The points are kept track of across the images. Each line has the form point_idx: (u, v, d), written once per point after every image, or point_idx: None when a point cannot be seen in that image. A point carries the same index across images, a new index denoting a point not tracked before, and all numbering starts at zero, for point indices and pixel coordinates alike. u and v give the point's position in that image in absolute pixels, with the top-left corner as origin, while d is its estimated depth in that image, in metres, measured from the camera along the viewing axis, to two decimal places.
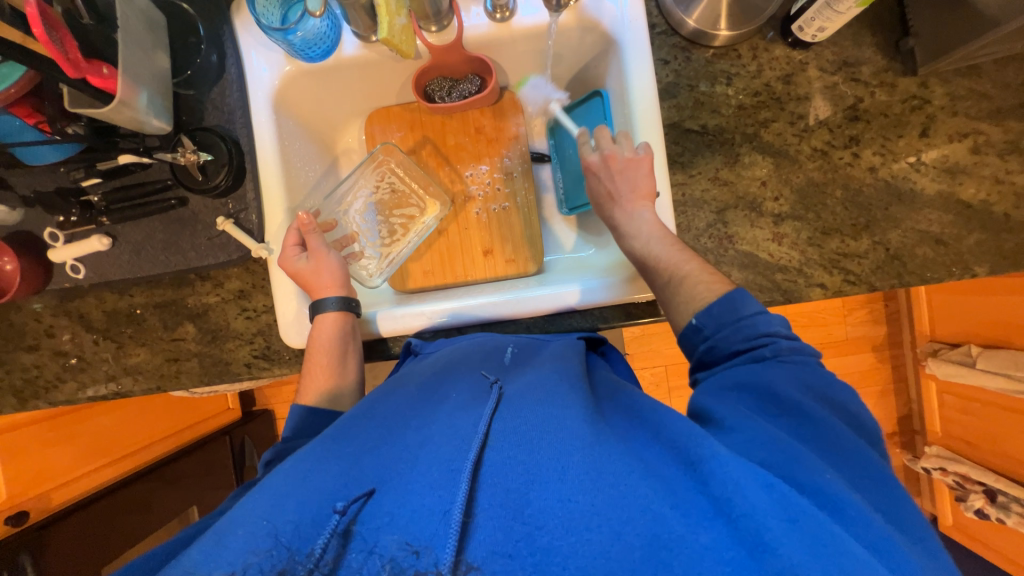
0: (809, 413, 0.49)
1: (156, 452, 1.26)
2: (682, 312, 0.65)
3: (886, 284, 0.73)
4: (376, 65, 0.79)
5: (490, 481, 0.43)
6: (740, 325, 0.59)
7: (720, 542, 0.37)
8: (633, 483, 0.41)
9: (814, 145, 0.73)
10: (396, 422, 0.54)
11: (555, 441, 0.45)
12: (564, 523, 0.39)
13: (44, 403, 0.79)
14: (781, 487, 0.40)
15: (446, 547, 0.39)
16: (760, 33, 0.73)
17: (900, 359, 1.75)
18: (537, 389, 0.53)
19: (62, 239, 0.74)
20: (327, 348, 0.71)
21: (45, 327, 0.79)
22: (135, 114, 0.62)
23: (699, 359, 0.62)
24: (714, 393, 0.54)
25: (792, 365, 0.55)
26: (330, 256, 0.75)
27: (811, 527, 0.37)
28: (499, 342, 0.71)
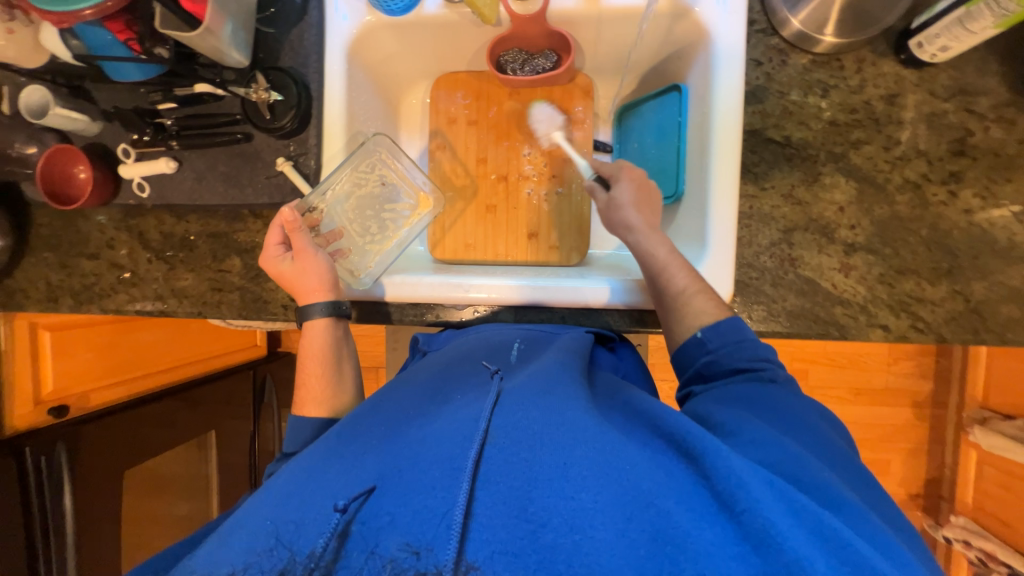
0: (812, 422, 0.51)
1: (187, 373, 1.33)
2: (684, 322, 0.63)
3: (958, 339, 0.67)
4: (455, 27, 0.77)
5: (489, 479, 0.40)
6: (742, 349, 0.58)
7: (725, 538, 0.36)
8: (637, 475, 0.40)
9: (907, 176, 0.67)
10: (395, 419, 0.52)
11: (556, 437, 0.43)
12: (568, 520, 0.37)
13: (96, 309, 0.84)
14: (780, 483, 0.40)
15: (448, 545, 0.37)
16: (871, 45, 0.67)
17: (940, 420, 1.64)
18: (539, 381, 0.51)
19: (133, 157, 0.77)
20: (318, 356, 0.69)
21: (106, 239, 0.83)
22: (218, 43, 0.63)
23: (696, 372, 0.61)
24: (713, 400, 0.54)
25: (788, 389, 0.55)
26: (315, 256, 0.71)
27: (811, 522, 0.37)
28: (503, 338, 0.68)
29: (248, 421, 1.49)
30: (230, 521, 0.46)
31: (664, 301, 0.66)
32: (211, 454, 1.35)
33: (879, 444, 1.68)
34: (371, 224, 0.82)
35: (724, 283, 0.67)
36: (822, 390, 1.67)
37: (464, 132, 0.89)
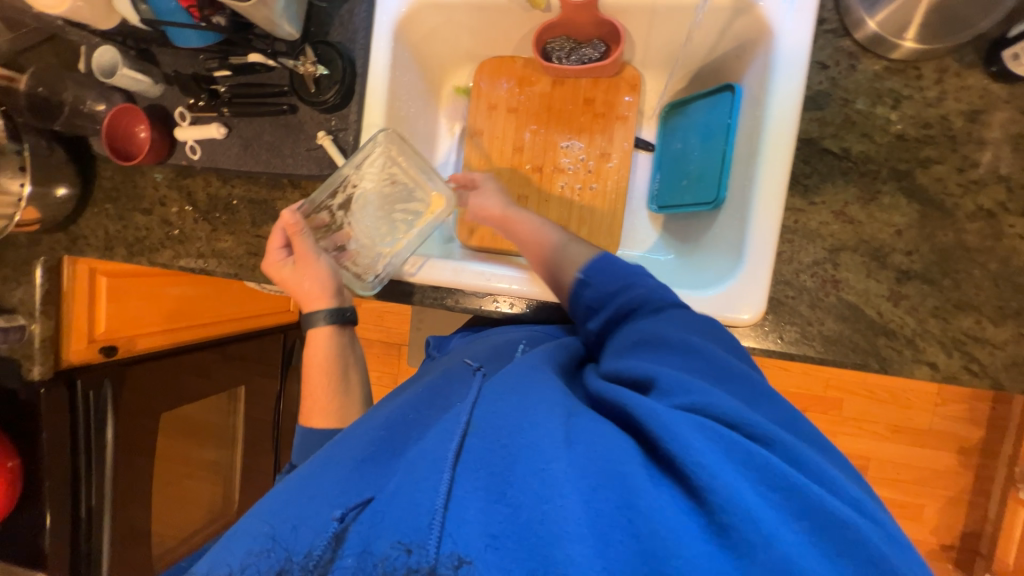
0: (698, 343, 0.49)
1: (222, 329, 1.40)
2: (573, 265, 0.66)
3: (1017, 386, 0.61)
4: (504, 10, 0.76)
5: (466, 464, 0.38)
6: (621, 274, 0.61)
7: (681, 496, 0.35)
8: (607, 446, 0.37)
9: (981, 203, 0.61)
10: (385, 421, 0.51)
11: (521, 414, 0.40)
12: (543, 497, 0.34)
13: (145, 260, 0.90)
14: (719, 426, 0.38)
15: (432, 537, 0.34)
16: (957, 53, 0.61)
17: (988, 471, 1.51)
18: (512, 371, 0.49)
19: (188, 120, 0.82)
20: (322, 369, 0.69)
21: (159, 195, 0.88)
22: (270, 14, 0.64)
23: (588, 310, 0.62)
24: (620, 351, 0.52)
25: (680, 309, 0.55)
26: (315, 262, 0.74)
27: (757, 462, 0.36)
28: (509, 339, 0.69)
29: (275, 381, 1.57)
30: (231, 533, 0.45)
31: (557, 260, 0.68)
32: (240, 406, 1.43)
33: (912, 488, 1.57)
34: (383, 226, 0.82)
35: (758, 296, 0.64)
36: (857, 423, 1.57)
37: (504, 119, 0.87)
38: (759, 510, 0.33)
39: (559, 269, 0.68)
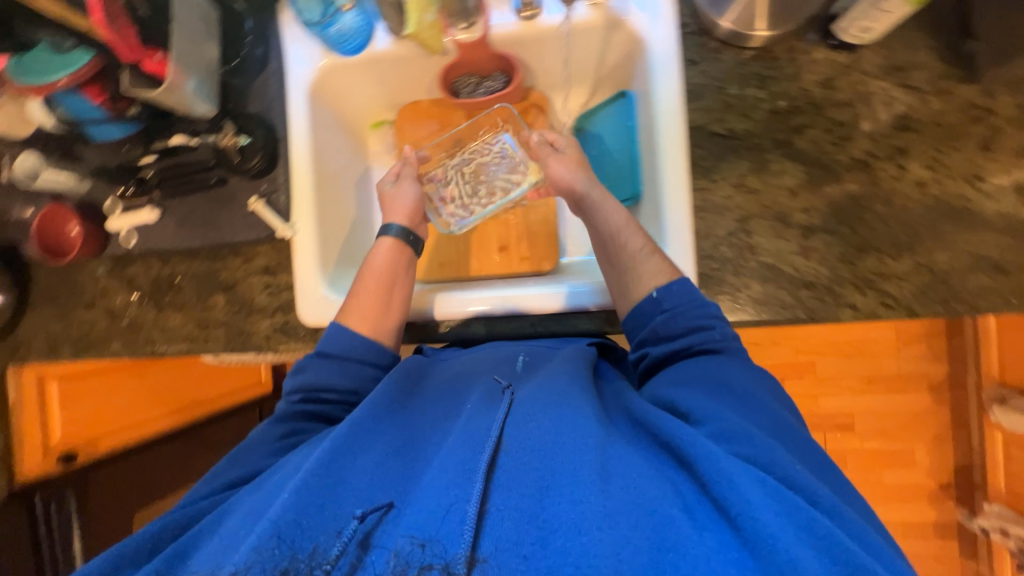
0: (757, 396, 0.55)
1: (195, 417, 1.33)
2: (642, 282, 0.67)
3: (929, 312, 0.66)
4: (408, 61, 0.82)
5: (504, 484, 0.45)
6: (696, 310, 0.63)
7: (724, 544, 0.40)
8: (642, 485, 0.44)
9: (854, 155, 0.68)
10: (413, 425, 0.58)
11: (567, 444, 0.47)
12: (576, 524, 0.41)
13: (93, 355, 0.88)
14: (773, 482, 0.44)
15: (458, 545, 0.42)
16: (800, 34, 0.70)
17: (961, 402, 1.58)
18: (548, 392, 0.55)
19: (119, 209, 0.84)
20: (377, 275, 0.74)
21: (100, 287, 0.88)
22: (183, 97, 0.68)
23: (651, 331, 0.64)
24: (672, 384, 0.58)
25: (733, 355, 0.60)
26: (410, 184, 0.82)
27: (797, 515, 0.41)
28: (509, 352, 0.70)
29: None
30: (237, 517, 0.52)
31: (623, 262, 0.69)
32: None
33: (899, 433, 1.61)
34: (467, 187, 0.88)
35: (687, 270, 0.68)
36: (832, 381, 1.62)
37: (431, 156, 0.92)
38: (785, 542, 0.39)
39: (618, 275, 0.69)
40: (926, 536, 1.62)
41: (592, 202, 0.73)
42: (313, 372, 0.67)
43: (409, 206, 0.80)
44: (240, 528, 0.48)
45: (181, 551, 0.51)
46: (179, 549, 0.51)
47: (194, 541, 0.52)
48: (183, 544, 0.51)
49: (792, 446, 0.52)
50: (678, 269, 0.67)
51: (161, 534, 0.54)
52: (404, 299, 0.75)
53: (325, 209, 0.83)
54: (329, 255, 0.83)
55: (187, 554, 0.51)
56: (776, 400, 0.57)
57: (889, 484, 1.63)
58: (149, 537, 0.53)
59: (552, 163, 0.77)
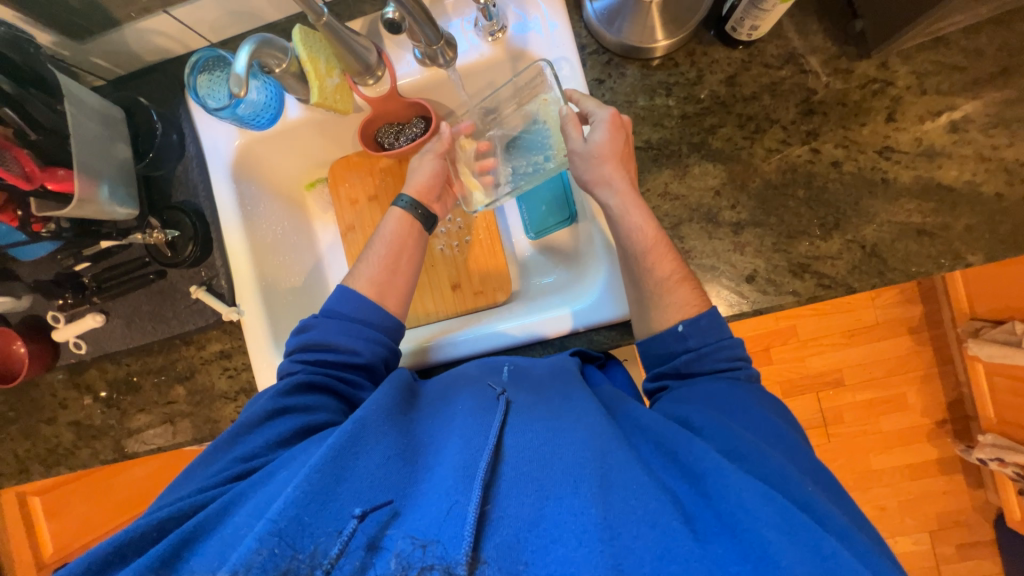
0: (771, 422, 0.54)
1: None
2: (666, 312, 0.63)
3: (866, 286, 0.67)
4: (325, 122, 0.82)
5: (507, 491, 0.45)
6: (723, 352, 0.60)
7: (725, 556, 0.39)
8: (642, 497, 0.43)
9: (768, 146, 0.69)
10: (417, 432, 0.56)
11: (568, 456, 0.47)
12: (577, 534, 0.41)
13: (65, 468, 0.87)
14: (782, 500, 0.42)
15: (461, 544, 0.41)
16: (697, 37, 0.71)
17: (942, 339, 1.59)
18: (553, 407, 0.55)
19: (63, 320, 0.81)
20: (388, 242, 0.75)
21: (59, 399, 0.87)
22: (99, 206, 0.69)
23: (675, 368, 0.62)
24: (680, 401, 0.58)
25: (755, 389, 0.58)
26: (427, 161, 0.79)
27: (802, 528, 0.40)
28: (493, 361, 0.69)
29: None
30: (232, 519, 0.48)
31: (647, 287, 0.65)
32: None
33: (887, 380, 1.63)
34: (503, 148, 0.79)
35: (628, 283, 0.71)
36: (815, 341, 1.65)
37: (369, 208, 0.92)
38: (789, 554, 0.38)
39: (643, 299, 0.66)
40: (931, 476, 1.65)
41: (618, 209, 0.66)
42: (318, 332, 0.68)
43: (427, 178, 0.78)
44: (237, 531, 0.45)
45: (174, 555, 0.46)
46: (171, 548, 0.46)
47: (187, 541, 0.47)
48: (180, 538, 0.47)
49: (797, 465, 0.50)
50: (706, 300, 0.64)
51: (162, 525, 0.50)
52: (415, 264, 0.76)
53: (269, 282, 0.83)
54: (282, 327, 0.83)
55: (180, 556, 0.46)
56: (784, 421, 0.56)
57: (887, 432, 1.65)
58: (153, 524, 0.49)
59: (579, 158, 0.68)
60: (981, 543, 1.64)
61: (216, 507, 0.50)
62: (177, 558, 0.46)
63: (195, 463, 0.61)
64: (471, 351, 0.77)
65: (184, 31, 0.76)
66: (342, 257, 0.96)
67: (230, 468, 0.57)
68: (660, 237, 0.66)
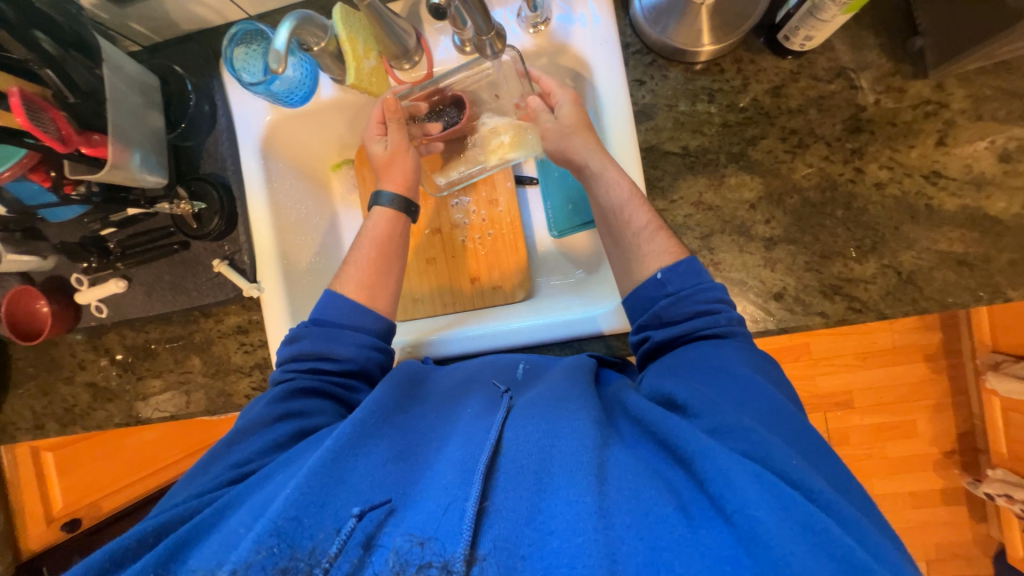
0: (769, 391, 0.51)
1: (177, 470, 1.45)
2: (646, 262, 0.64)
3: (899, 313, 0.66)
4: (356, 104, 0.81)
5: (504, 487, 0.44)
6: (699, 294, 0.60)
7: (720, 542, 0.38)
8: (637, 487, 0.43)
9: (810, 161, 0.67)
10: (415, 431, 0.56)
11: (563, 449, 0.46)
12: (572, 524, 0.40)
13: (80, 428, 0.88)
14: (770, 476, 0.41)
15: (458, 541, 0.40)
16: (745, 43, 0.69)
17: (959, 369, 1.56)
18: (548, 397, 0.53)
19: (86, 283, 0.81)
20: (374, 240, 0.75)
21: (78, 360, 0.88)
22: (129, 173, 0.68)
23: (654, 316, 0.61)
24: (667, 372, 0.56)
25: (738, 341, 0.57)
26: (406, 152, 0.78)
27: (797, 509, 0.38)
28: (508, 359, 0.67)
29: None
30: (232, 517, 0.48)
31: (626, 239, 0.66)
32: None
33: (899, 406, 1.61)
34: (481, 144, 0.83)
35: None
36: (828, 360, 1.62)
37: None
38: (781, 535, 0.36)
39: (624, 251, 0.66)
40: (933, 505, 1.63)
41: (596, 168, 0.69)
42: (309, 342, 0.68)
43: (404, 176, 0.79)
44: (236, 528, 0.45)
45: (172, 557, 0.46)
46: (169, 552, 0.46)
47: (185, 541, 0.47)
48: (174, 544, 0.46)
49: (796, 439, 0.48)
50: (684, 249, 0.64)
51: (158, 530, 0.50)
52: (399, 266, 0.76)
53: (290, 261, 0.83)
54: (300, 307, 0.83)
55: (178, 557, 0.46)
56: (773, 384, 0.54)
57: (893, 458, 1.63)
58: (151, 529, 0.49)
59: (552, 133, 0.72)
60: None
61: (203, 518, 0.49)
62: (176, 560, 0.46)
63: (192, 470, 0.60)
64: (488, 347, 0.76)
65: (223, 2, 0.75)
66: None
67: (226, 473, 0.57)
68: (636, 191, 0.67)
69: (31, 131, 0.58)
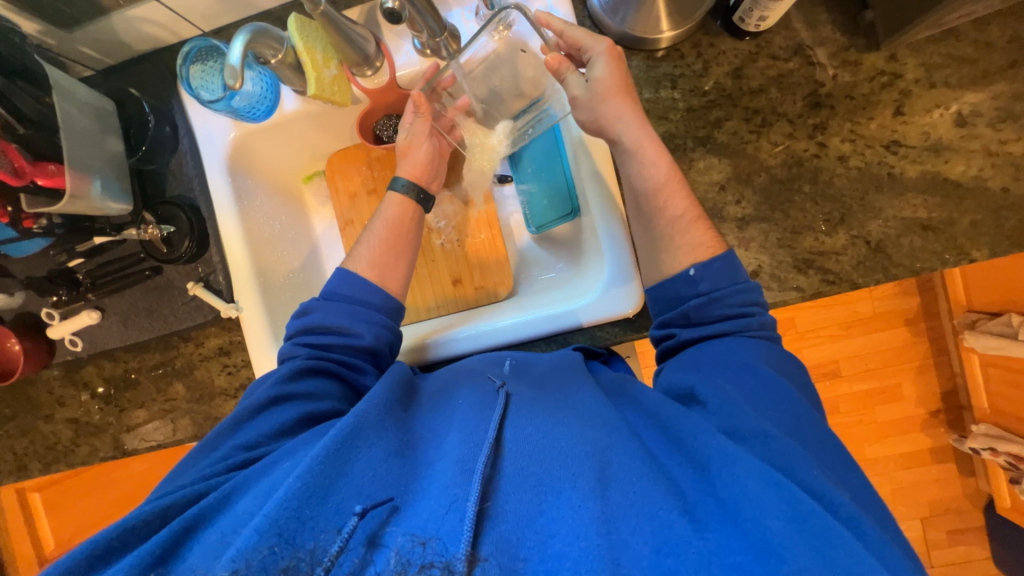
0: (786, 391, 0.52)
1: None
2: (678, 256, 0.63)
3: (870, 281, 0.67)
4: (320, 114, 0.80)
5: (510, 490, 0.44)
6: (736, 296, 0.59)
7: (726, 546, 0.38)
8: (642, 491, 0.43)
9: (775, 139, 0.68)
10: (415, 427, 0.55)
11: (566, 450, 0.46)
12: (574, 529, 0.40)
13: (64, 465, 0.86)
14: (788, 486, 0.41)
15: (459, 542, 0.40)
16: (703, 27, 0.69)
17: (938, 331, 1.60)
18: (555, 400, 0.54)
19: (58, 317, 0.79)
20: (390, 226, 0.75)
21: (56, 397, 0.86)
22: (91, 201, 0.67)
23: (683, 314, 0.61)
24: (687, 366, 0.57)
25: (762, 341, 0.57)
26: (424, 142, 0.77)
27: (809, 519, 0.39)
28: (494, 357, 0.68)
29: None
30: (231, 511, 0.48)
31: (661, 227, 0.65)
32: None
33: (884, 371, 1.64)
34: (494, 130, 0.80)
35: (632, 277, 0.71)
36: (813, 332, 1.65)
37: (367, 202, 0.90)
38: (786, 542, 0.37)
39: (657, 240, 0.65)
40: (923, 464, 1.67)
41: (632, 144, 0.65)
42: (322, 315, 0.68)
43: (422, 163, 0.78)
44: (236, 523, 0.45)
45: (176, 545, 0.46)
46: (173, 538, 0.46)
47: (188, 531, 0.47)
48: (178, 530, 0.46)
49: (805, 440, 0.49)
50: (723, 243, 0.63)
51: (163, 514, 0.49)
52: (413, 249, 0.76)
53: (267, 277, 0.81)
54: (281, 323, 0.82)
55: (182, 546, 0.46)
56: (794, 386, 0.54)
57: (882, 422, 1.67)
58: (157, 511, 0.49)
59: (583, 101, 0.67)
60: (971, 530, 1.67)
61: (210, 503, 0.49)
62: (177, 551, 0.46)
63: (195, 452, 0.60)
64: (474, 347, 0.76)
65: (175, 19, 0.74)
66: (341, 251, 0.94)
67: (233, 456, 0.57)
68: (673, 175, 0.65)
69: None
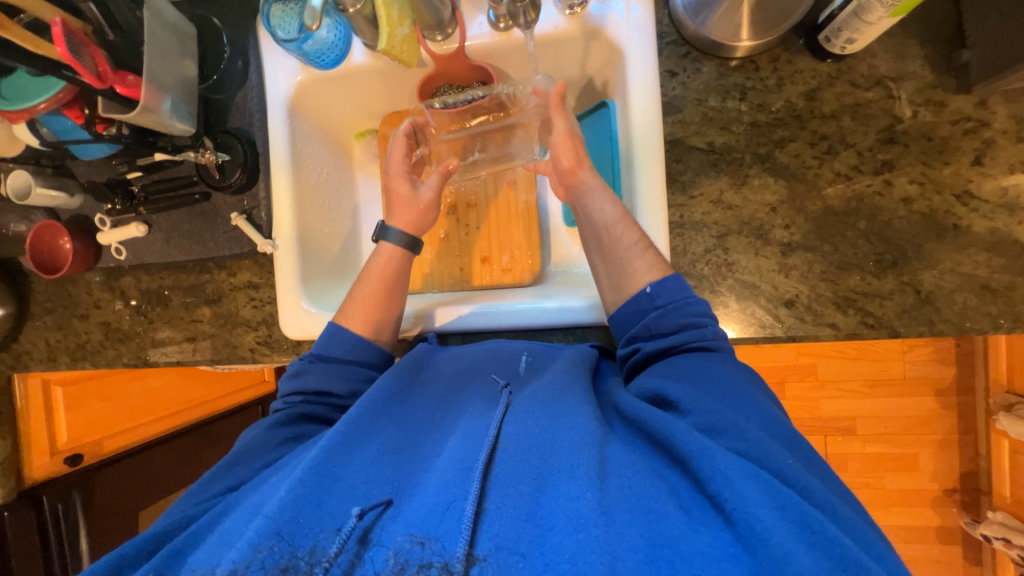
0: (761, 403, 0.51)
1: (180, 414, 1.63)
2: (633, 276, 0.64)
3: (913, 333, 0.64)
4: (386, 72, 0.81)
5: (503, 480, 0.44)
6: (687, 307, 0.60)
7: (720, 540, 0.38)
8: (640, 484, 0.42)
9: (837, 169, 0.66)
10: (414, 419, 0.57)
11: (567, 441, 0.46)
12: (573, 520, 0.39)
13: (89, 364, 0.91)
14: (767, 476, 0.41)
15: (457, 541, 0.39)
16: (784, 43, 0.67)
17: (969, 407, 1.51)
18: (549, 391, 0.54)
19: (109, 224, 0.83)
20: (381, 279, 0.75)
21: (94, 299, 0.90)
22: (159, 117, 0.70)
23: (642, 329, 0.61)
24: (660, 375, 0.56)
25: (721, 350, 0.58)
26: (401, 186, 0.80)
27: (794, 508, 0.38)
28: (512, 350, 0.69)
29: None
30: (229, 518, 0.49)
31: (613, 256, 0.66)
32: None
33: (903, 438, 1.57)
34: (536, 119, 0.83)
35: None
36: (834, 384, 1.58)
37: None
38: (778, 533, 0.36)
39: (613, 269, 0.66)
40: (926, 542, 1.60)
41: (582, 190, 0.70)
42: (309, 378, 0.69)
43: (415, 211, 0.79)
44: (233, 527, 0.46)
45: (181, 548, 0.48)
46: (178, 546, 0.48)
47: (178, 552, 0.48)
48: (177, 544, 0.48)
49: (781, 439, 0.48)
50: (667, 263, 0.64)
51: (159, 537, 0.52)
52: (402, 296, 0.77)
53: (306, 225, 0.83)
54: (312, 269, 0.84)
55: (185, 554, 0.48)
56: (760, 392, 0.54)
57: (891, 489, 1.60)
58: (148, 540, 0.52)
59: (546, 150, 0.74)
60: None
61: (208, 516, 0.51)
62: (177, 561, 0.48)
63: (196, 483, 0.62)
64: (488, 326, 0.76)
65: None
66: (379, 214, 0.95)
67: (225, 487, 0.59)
68: (624, 213, 0.67)
69: (70, 64, 0.60)
